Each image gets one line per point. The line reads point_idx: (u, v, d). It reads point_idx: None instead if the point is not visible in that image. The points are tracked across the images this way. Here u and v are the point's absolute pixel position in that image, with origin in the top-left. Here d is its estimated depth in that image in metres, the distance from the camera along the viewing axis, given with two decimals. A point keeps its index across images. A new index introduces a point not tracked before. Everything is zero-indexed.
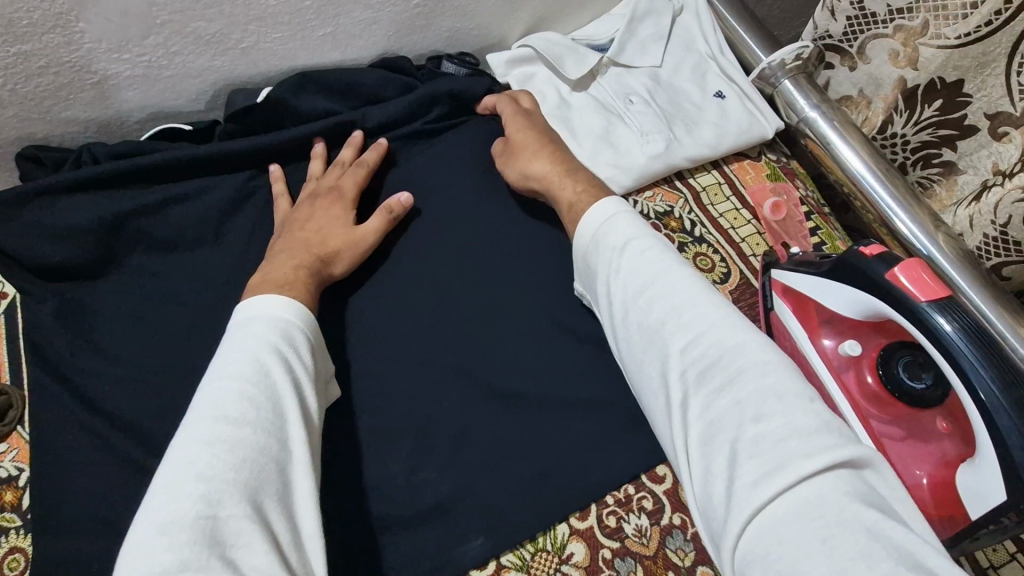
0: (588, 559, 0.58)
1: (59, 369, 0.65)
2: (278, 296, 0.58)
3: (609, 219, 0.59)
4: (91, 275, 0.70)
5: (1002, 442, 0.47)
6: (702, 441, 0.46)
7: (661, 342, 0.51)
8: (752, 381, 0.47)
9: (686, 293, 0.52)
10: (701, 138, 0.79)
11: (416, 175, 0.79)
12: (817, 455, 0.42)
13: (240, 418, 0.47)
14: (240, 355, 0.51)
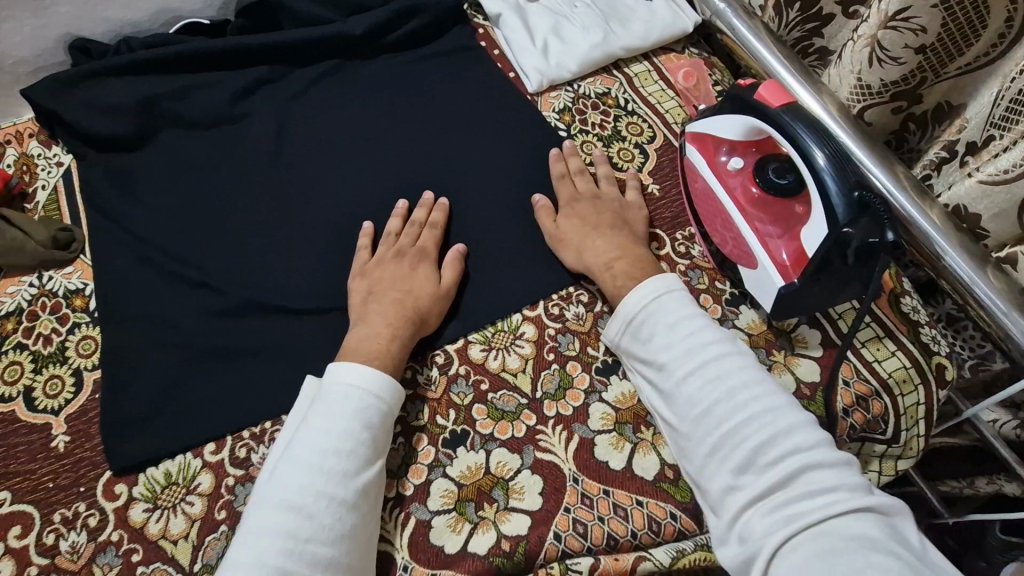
0: (537, 335, 0.75)
1: (108, 212, 0.80)
2: (365, 366, 0.64)
3: (659, 305, 0.68)
4: (134, 143, 0.85)
5: (826, 194, 0.63)
6: (753, 499, 0.57)
7: (712, 416, 0.61)
8: (801, 445, 0.57)
9: (736, 372, 0.62)
10: (633, 32, 0.95)
11: (397, 68, 0.95)
12: (855, 504, 0.53)
13: (303, 499, 0.57)
14: (319, 437, 0.60)
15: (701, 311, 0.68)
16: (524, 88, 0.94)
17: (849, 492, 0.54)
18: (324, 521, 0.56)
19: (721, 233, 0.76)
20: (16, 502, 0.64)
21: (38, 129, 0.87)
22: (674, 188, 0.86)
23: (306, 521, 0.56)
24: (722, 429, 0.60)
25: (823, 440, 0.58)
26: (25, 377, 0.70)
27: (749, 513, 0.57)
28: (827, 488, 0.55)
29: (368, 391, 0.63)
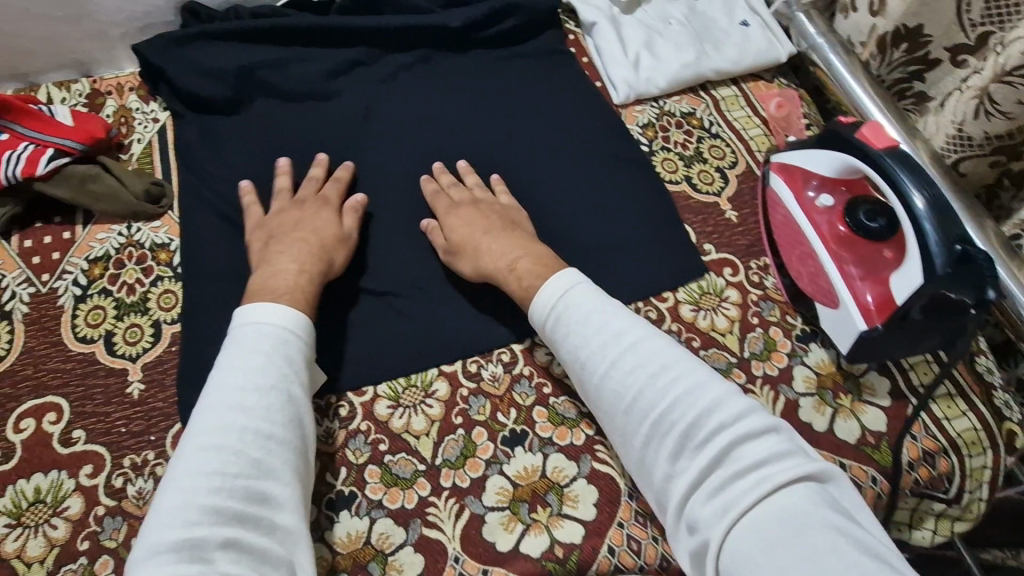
0: None
1: (199, 173, 0.82)
2: (277, 306, 0.63)
3: (567, 300, 0.65)
4: (230, 108, 0.87)
5: (925, 242, 0.62)
6: (692, 487, 0.55)
7: (637, 406, 0.59)
8: (725, 424, 0.55)
9: (653, 357, 0.60)
10: (726, 56, 0.95)
11: (488, 65, 0.95)
12: (785, 476, 0.52)
13: (229, 437, 0.54)
14: (232, 376, 0.57)
15: (611, 298, 0.66)
16: (610, 98, 0.94)
17: (782, 462, 0.53)
18: (254, 455, 0.54)
19: (806, 274, 0.75)
20: (89, 442, 0.66)
21: (139, 84, 0.90)
22: (752, 217, 0.85)
23: (242, 451, 0.54)
24: (650, 419, 0.58)
25: (748, 410, 0.56)
26: (107, 321, 0.72)
27: (692, 503, 0.55)
28: (759, 465, 0.53)
29: (282, 328, 0.62)
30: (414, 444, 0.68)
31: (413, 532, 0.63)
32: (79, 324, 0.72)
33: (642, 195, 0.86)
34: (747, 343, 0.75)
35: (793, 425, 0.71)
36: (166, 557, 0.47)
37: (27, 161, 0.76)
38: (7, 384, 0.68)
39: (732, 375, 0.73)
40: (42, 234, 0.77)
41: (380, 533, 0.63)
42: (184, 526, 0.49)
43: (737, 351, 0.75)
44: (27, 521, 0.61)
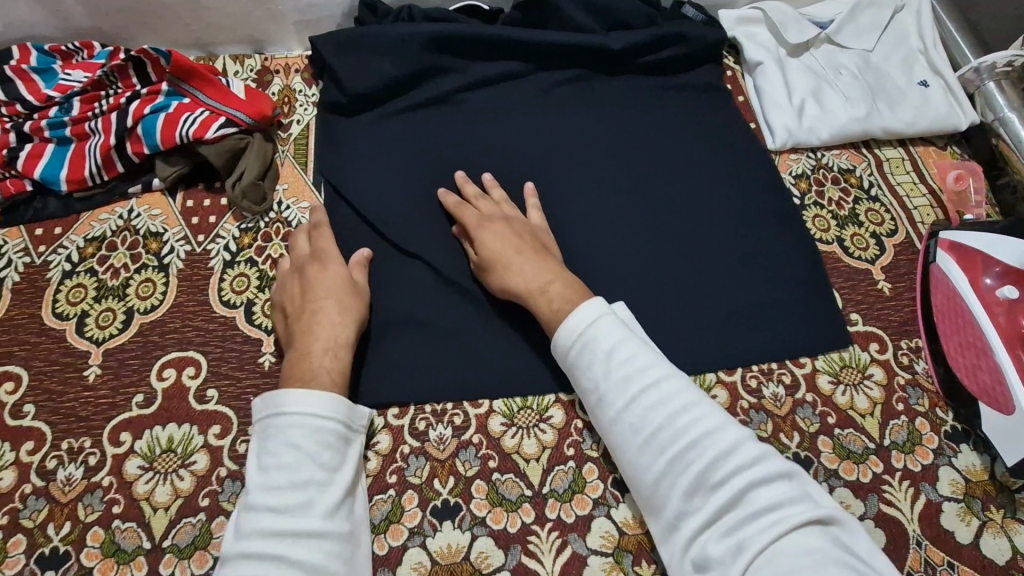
0: (729, 403, 0.71)
1: (348, 160, 0.84)
2: (312, 391, 0.58)
3: (595, 332, 0.60)
4: (387, 100, 0.89)
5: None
6: (706, 525, 0.52)
7: (655, 443, 0.55)
8: (741, 470, 0.51)
9: (676, 394, 0.56)
10: (898, 116, 0.89)
11: (640, 92, 0.94)
12: (802, 525, 0.49)
13: (282, 544, 0.51)
14: (287, 476, 0.54)
15: (637, 333, 0.61)
16: (765, 142, 0.90)
17: (798, 511, 0.50)
18: (301, 561, 0.51)
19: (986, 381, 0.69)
20: (221, 403, 0.68)
21: (305, 67, 0.95)
22: (908, 293, 0.79)
23: (290, 547, 0.51)
24: (667, 455, 0.54)
25: (762, 454, 0.52)
26: (251, 291, 0.75)
27: (702, 540, 0.52)
28: (773, 513, 0.50)
29: (320, 422, 0.57)
30: (523, 467, 0.67)
31: (512, 557, 0.62)
32: (226, 289, 0.75)
33: (789, 250, 0.81)
34: (888, 430, 0.69)
35: (933, 531, 0.64)
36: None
37: (200, 124, 0.78)
38: (157, 333, 0.72)
39: (868, 463, 0.67)
40: (202, 196, 0.81)
41: (479, 552, 0.62)
42: None
43: (877, 437, 0.69)
44: (158, 467, 0.64)
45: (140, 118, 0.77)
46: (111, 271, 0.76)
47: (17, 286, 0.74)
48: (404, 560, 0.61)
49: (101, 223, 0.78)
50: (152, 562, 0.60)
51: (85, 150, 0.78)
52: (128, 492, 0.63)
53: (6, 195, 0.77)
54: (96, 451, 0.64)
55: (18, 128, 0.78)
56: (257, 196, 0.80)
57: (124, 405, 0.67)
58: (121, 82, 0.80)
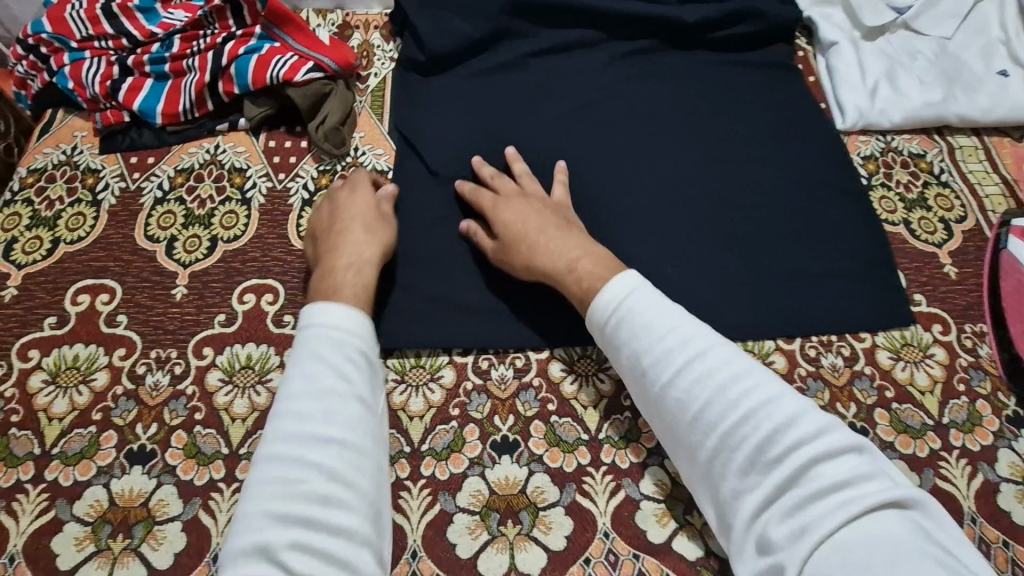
0: (787, 370, 0.71)
1: (422, 113, 0.87)
2: (333, 304, 0.58)
3: (634, 305, 0.60)
4: (462, 59, 0.91)
5: None
6: (764, 504, 0.50)
7: (704, 418, 0.54)
8: (798, 442, 0.50)
9: (725, 366, 0.55)
10: (974, 103, 0.88)
11: (711, 66, 0.94)
12: (874, 500, 0.47)
13: (307, 449, 0.50)
14: (309, 393, 0.53)
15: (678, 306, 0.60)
16: (834, 122, 0.90)
17: (865, 483, 0.48)
18: (319, 460, 0.50)
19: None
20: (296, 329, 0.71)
21: (384, 24, 0.98)
22: (974, 278, 0.78)
23: (295, 475, 0.49)
24: (719, 431, 0.53)
25: (826, 427, 0.51)
26: None
27: (761, 519, 0.50)
28: (836, 485, 0.48)
29: (345, 342, 0.57)
30: (581, 412, 0.68)
31: (567, 495, 0.64)
32: (303, 225, 0.78)
33: (854, 228, 0.81)
34: (947, 409, 0.69)
35: (988, 508, 0.64)
36: (245, 568, 0.45)
37: (290, 67, 0.82)
38: (239, 260, 0.76)
39: (926, 438, 0.68)
40: (284, 138, 0.84)
41: (535, 486, 0.64)
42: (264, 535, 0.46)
43: (935, 414, 0.69)
44: (236, 381, 0.68)
45: (234, 58, 0.82)
46: (198, 201, 0.80)
47: (113, 208, 0.78)
48: (463, 487, 0.64)
49: (190, 156, 0.83)
50: (229, 466, 0.63)
51: (181, 86, 0.82)
52: (209, 402, 0.66)
53: (106, 123, 0.82)
54: (182, 361, 0.69)
55: (121, 62, 0.83)
56: (337, 140, 0.83)
57: (207, 323, 0.71)
58: (218, 23, 0.86)
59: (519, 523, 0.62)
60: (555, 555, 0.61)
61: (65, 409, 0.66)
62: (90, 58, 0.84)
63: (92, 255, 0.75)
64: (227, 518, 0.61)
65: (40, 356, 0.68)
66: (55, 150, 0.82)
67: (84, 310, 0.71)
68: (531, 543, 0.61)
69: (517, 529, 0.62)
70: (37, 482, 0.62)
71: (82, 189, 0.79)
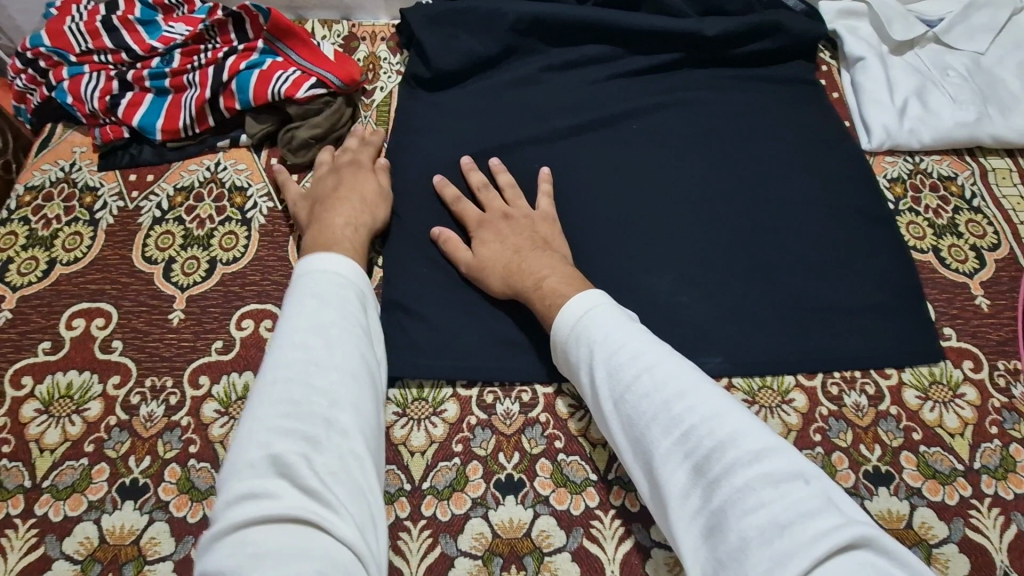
0: (807, 408, 0.68)
1: (430, 131, 0.84)
2: (334, 255, 0.61)
3: (594, 318, 0.59)
4: (471, 74, 0.89)
5: None
6: (706, 531, 0.46)
7: (650, 434, 0.51)
8: (737, 464, 0.46)
9: (675, 382, 0.52)
10: (1010, 123, 0.84)
11: (730, 82, 0.90)
12: (814, 535, 0.42)
13: (307, 368, 0.50)
14: (307, 320, 0.54)
15: (639, 323, 0.59)
16: (859, 142, 0.86)
17: (806, 518, 0.43)
18: (320, 381, 0.50)
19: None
20: None
21: (391, 36, 0.95)
22: (1008, 311, 0.74)
23: (297, 392, 0.49)
24: (663, 448, 0.50)
25: (766, 450, 0.47)
26: None
27: (703, 549, 0.46)
28: (777, 516, 0.43)
29: (343, 280, 0.59)
30: (589, 451, 0.65)
31: (574, 539, 0.61)
32: (305, 247, 0.76)
33: (880, 256, 0.77)
34: (979, 453, 0.65)
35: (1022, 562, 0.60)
36: (244, 484, 0.44)
37: (292, 82, 0.79)
38: (238, 284, 0.73)
39: (956, 484, 0.64)
40: None
41: (540, 530, 0.61)
42: (267, 446, 0.46)
43: (966, 459, 0.65)
44: (233, 413, 0.66)
45: (236, 73, 0.79)
46: (197, 221, 0.77)
47: (110, 228, 0.76)
48: (465, 529, 0.61)
49: (190, 173, 0.80)
50: None
51: (181, 102, 0.80)
52: (204, 434, 0.64)
53: (105, 139, 0.80)
54: (177, 391, 0.66)
55: (121, 77, 0.81)
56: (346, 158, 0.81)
57: (204, 350, 0.69)
58: (220, 36, 0.83)
59: (523, 569, 0.59)
60: None
61: (57, 439, 0.64)
62: (90, 72, 0.82)
63: (88, 277, 0.73)
64: None
65: (33, 384, 0.67)
66: (54, 166, 0.80)
67: (79, 336, 0.69)
68: None
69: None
70: (27, 517, 0.60)
71: (80, 208, 0.78)
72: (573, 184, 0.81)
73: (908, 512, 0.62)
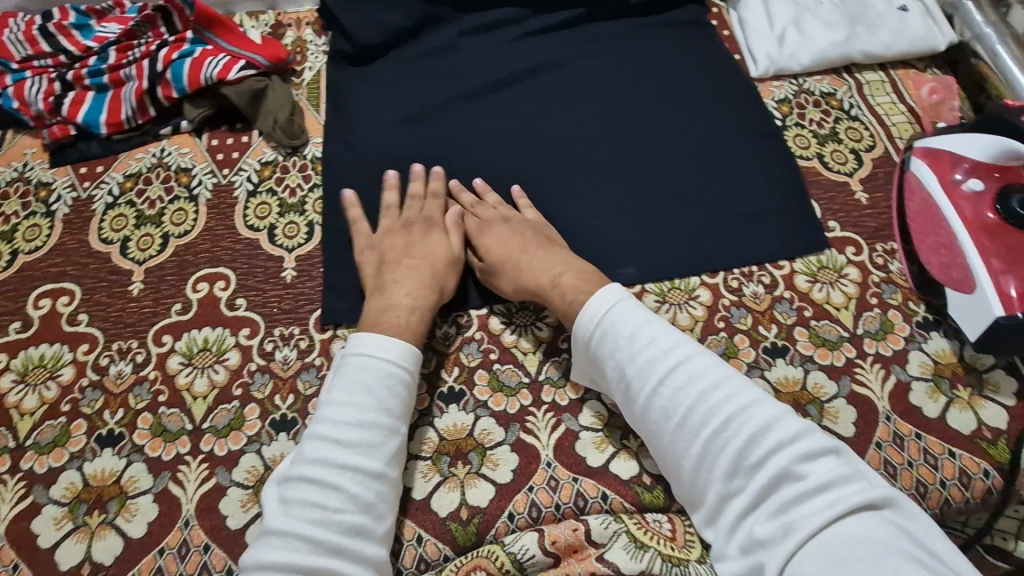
0: (711, 302, 0.76)
1: (357, 101, 0.92)
2: (391, 339, 0.64)
3: (617, 316, 0.63)
4: (392, 46, 0.96)
5: None
6: (750, 507, 0.54)
7: (690, 423, 0.58)
8: (777, 445, 0.54)
9: (705, 373, 0.59)
10: (878, 39, 0.93)
11: (631, 28, 0.98)
12: (844, 500, 0.51)
13: (343, 475, 0.57)
14: (352, 415, 0.60)
15: (657, 316, 0.64)
16: (748, 71, 0.95)
17: (841, 487, 0.52)
18: (355, 490, 0.57)
19: (1006, 279, 0.67)
20: (249, 310, 0.76)
21: (315, 21, 1.02)
22: (884, 201, 0.83)
23: (331, 501, 0.56)
24: (703, 439, 0.57)
25: (798, 432, 0.55)
26: (273, 216, 0.83)
27: (749, 521, 0.54)
28: (816, 488, 0.52)
29: (394, 366, 0.63)
30: (521, 358, 0.73)
31: (512, 433, 0.68)
32: (250, 214, 0.83)
33: (770, 167, 0.86)
34: (862, 320, 0.74)
35: (900, 405, 0.69)
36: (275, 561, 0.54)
37: (223, 66, 0.87)
38: (190, 253, 0.80)
39: (842, 349, 0.73)
40: (226, 136, 0.89)
41: (482, 429, 0.69)
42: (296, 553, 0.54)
43: (850, 327, 0.74)
44: (196, 364, 0.72)
45: (169, 62, 0.86)
46: (148, 202, 0.84)
47: (67, 216, 0.82)
48: (415, 436, 0.68)
49: (138, 161, 0.86)
50: (194, 440, 0.68)
51: (121, 97, 0.87)
52: (171, 384, 0.71)
53: (53, 139, 0.86)
54: (143, 350, 0.73)
55: (62, 78, 0.88)
56: (291, 131, 0.88)
57: (165, 313, 0.75)
58: (150, 31, 0.91)
59: (469, 463, 0.67)
60: (502, 487, 0.65)
61: (35, 403, 0.70)
62: (32, 77, 0.88)
63: (49, 262, 0.79)
64: (194, 486, 0.65)
65: (8, 360, 0.73)
66: (7, 168, 0.86)
67: (46, 314, 0.75)
68: (481, 480, 0.66)
69: (467, 469, 0.66)
70: (15, 471, 0.66)
71: (36, 202, 0.83)
72: (494, 134, 0.89)
73: (802, 376, 0.71)
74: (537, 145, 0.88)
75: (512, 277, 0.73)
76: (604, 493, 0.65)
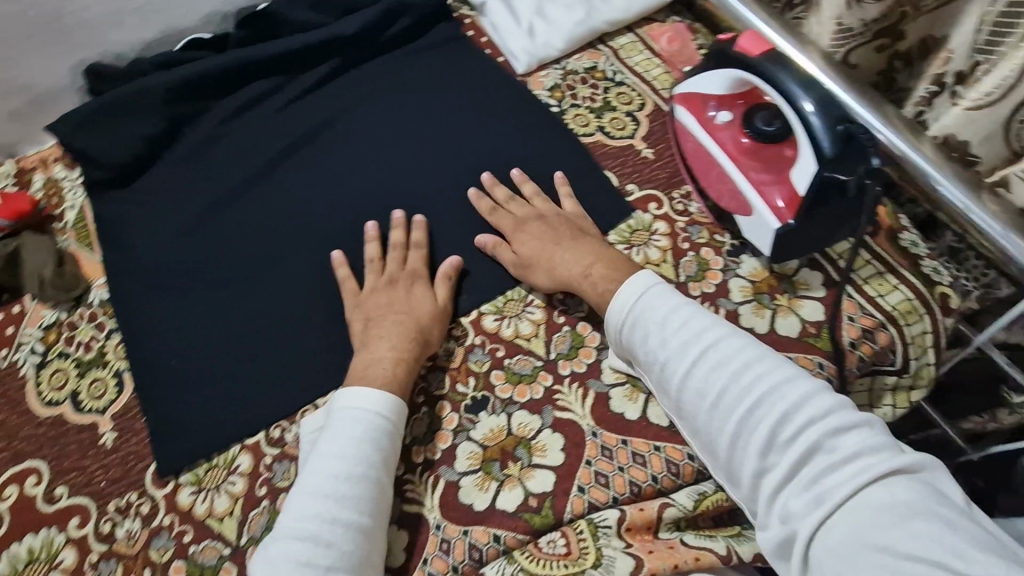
0: (546, 301, 0.77)
1: (130, 226, 0.84)
2: (375, 389, 0.64)
3: (651, 304, 0.64)
4: (152, 157, 0.89)
5: (822, 147, 0.65)
6: (783, 481, 0.54)
7: (724, 401, 0.58)
8: (814, 418, 0.54)
9: (739, 353, 0.59)
10: (615, 5, 0.98)
11: (393, 62, 0.98)
12: (878, 467, 0.50)
13: (323, 527, 0.56)
14: (333, 464, 0.59)
15: (697, 305, 0.64)
16: (514, 70, 0.98)
17: (871, 456, 0.51)
18: (334, 542, 0.56)
19: (772, 193, 0.73)
20: (72, 496, 0.68)
21: (61, 155, 0.92)
22: (667, 151, 0.88)
23: (314, 552, 0.55)
24: (736, 417, 0.57)
25: (834, 406, 0.54)
26: (72, 381, 0.75)
27: (783, 495, 0.54)
28: (848, 458, 0.51)
29: (376, 416, 0.63)
30: None
31: (394, 510, 0.65)
32: (45, 390, 0.74)
33: (560, 153, 0.88)
34: (681, 267, 0.78)
35: None
36: None
37: None
38: None
39: None
40: None
41: None
42: None
43: (674, 277, 0.78)
44: None
45: None
46: None
47: None
48: None
49: None
50: None
51: None
52: None
53: None
54: None
55: None
56: (66, 283, 0.80)
57: None
58: None
59: None
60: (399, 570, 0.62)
61: None
62: None
63: None
64: None
65: None
66: None
67: None
68: None
69: None
70: None
71: None
72: (287, 211, 0.84)
73: None
74: (335, 207, 0.84)
75: (541, 278, 0.74)
76: (495, 534, 0.64)
